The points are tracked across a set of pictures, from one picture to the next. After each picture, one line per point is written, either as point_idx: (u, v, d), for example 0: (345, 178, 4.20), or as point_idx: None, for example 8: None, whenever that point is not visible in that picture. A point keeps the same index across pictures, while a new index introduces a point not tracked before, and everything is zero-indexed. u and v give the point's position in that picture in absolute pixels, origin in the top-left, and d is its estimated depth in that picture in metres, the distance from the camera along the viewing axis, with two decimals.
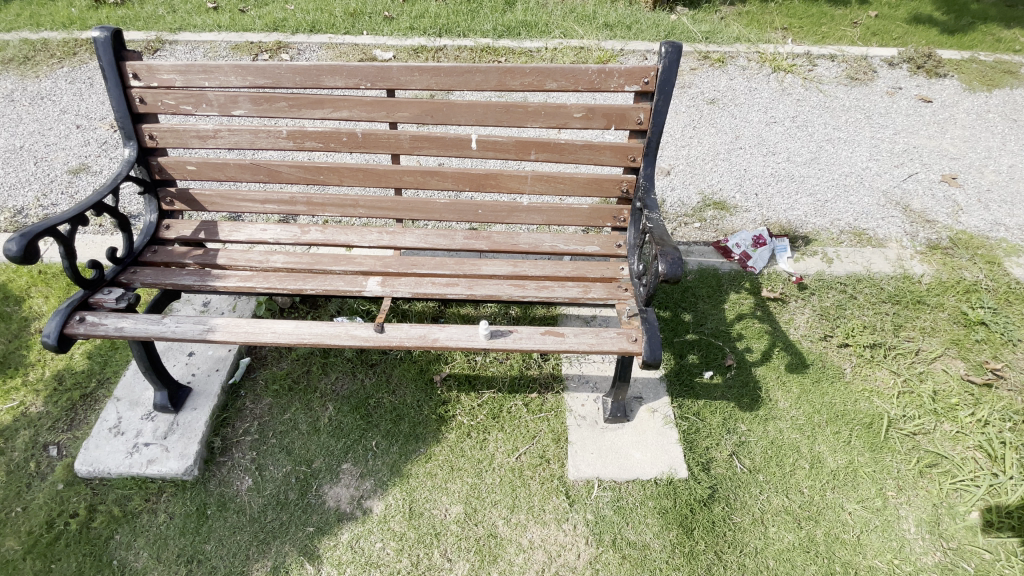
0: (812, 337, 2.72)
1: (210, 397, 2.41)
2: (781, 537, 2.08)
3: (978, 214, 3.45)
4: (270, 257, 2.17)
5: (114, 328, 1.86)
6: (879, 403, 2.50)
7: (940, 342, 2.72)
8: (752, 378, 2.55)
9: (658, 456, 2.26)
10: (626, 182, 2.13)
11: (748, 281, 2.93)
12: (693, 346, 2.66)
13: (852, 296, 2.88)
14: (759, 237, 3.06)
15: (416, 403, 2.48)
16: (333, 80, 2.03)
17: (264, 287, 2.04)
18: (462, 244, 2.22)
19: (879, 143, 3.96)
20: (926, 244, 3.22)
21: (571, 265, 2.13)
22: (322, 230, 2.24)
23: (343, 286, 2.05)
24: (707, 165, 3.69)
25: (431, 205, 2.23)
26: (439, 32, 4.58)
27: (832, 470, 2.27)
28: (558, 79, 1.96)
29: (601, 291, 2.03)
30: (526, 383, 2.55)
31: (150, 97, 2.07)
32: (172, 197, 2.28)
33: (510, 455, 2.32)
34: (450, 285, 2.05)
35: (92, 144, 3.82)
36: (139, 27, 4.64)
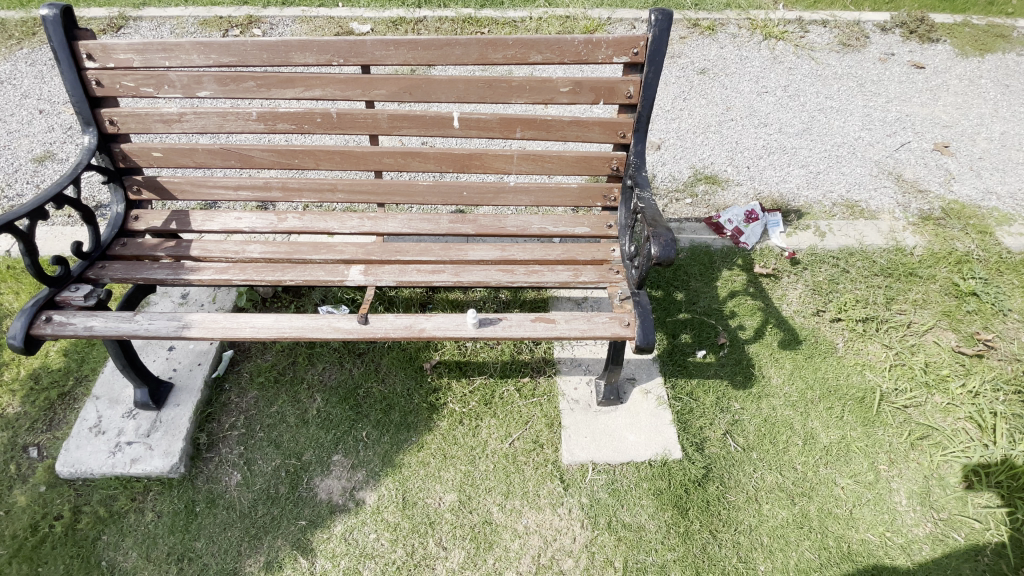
0: (805, 312, 2.71)
1: (193, 392, 2.35)
2: (774, 514, 2.09)
3: (969, 183, 3.42)
4: (247, 247, 2.08)
5: (83, 327, 1.77)
6: (870, 377, 2.50)
7: (931, 314, 2.72)
8: (746, 355, 2.53)
9: (653, 438, 2.24)
10: (615, 159, 2.03)
11: (740, 257, 2.88)
12: (686, 325, 2.62)
13: (844, 269, 2.86)
14: (751, 212, 3.01)
15: (406, 392, 2.43)
16: (303, 57, 1.90)
17: (241, 279, 1.96)
18: (447, 228, 2.11)
19: (872, 112, 3.89)
20: (919, 214, 3.17)
21: (561, 248, 2.06)
22: (299, 217, 2.13)
23: (323, 275, 1.95)
24: (699, 138, 3.59)
25: (413, 188, 2.11)
26: (417, 3, 4.37)
27: (824, 446, 2.27)
28: (543, 52, 1.85)
29: (592, 274, 1.96)
30: (518, 368, 2.50)
31: (107, 79, 1.94)
32: (139, 186, 2.16)
33: (503, 441, 2.29)
34: (436, 271, 1.96)
35: (57, 129, 3.63)
36: (99, 3, 4.38)
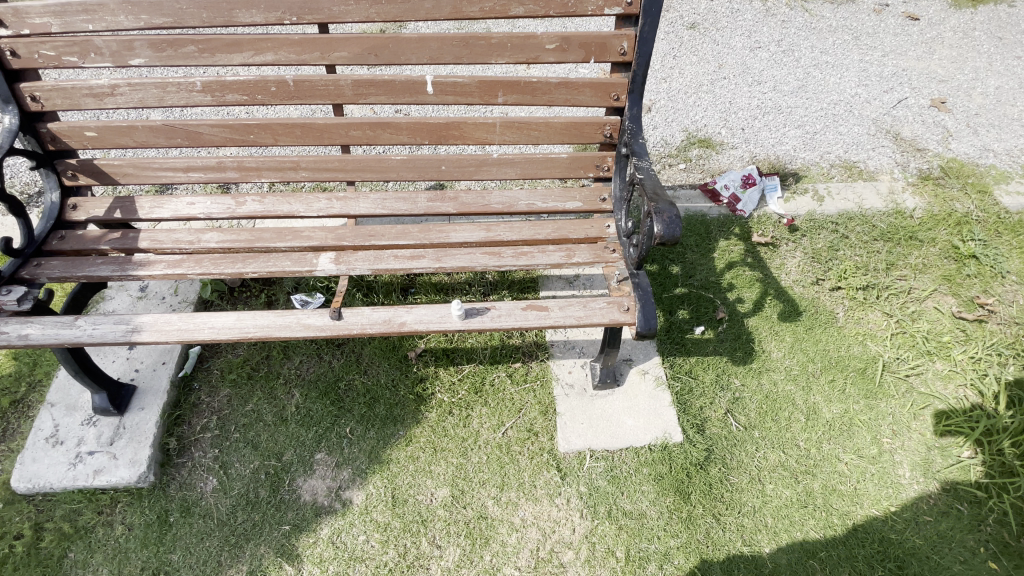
0: (804, 281, 2.61)
1: (158, 394, 2.18)
2: (778, 493, 2.03)
3: (967, 140, 3.30)
4: (202, 236, 1.87)
5: (18, 335, 1.57)
6: (871, 346, 2.42)
7: (931, 279, 2.64)
8: (745, 330, 2.42)
9: (652, 422, 2.14)
10: (609, 125, 1.83)
11: (737, 226, 2.75)
12: (682, 301, 2.50)
13: (844, 235, 2.74)
14: (748, 176, 2.86)
15: (390, 383, 2.29)
16: (249, 15, 1.65)
17: (196, 274, 1.76)
18: (425, 208, 1.90)
19: (867, 67, 3.71)
20: (918, 174, 3.05)
21: (551, 225, 1.88)
22: (260, 201, 1.91)
23: (288, 265, 1.75)
24: (690, 99, 3.39)
25: (385, 163, 1.90)
26: None
27: (827, 421, 2.20)
28: (525, 3, 1.63)
29: (586, 254, 1.79)
30: (508, 353, 2.37)
31: (21, 48, 1.67)
32: (74, 170, 1.92)
33: (496, 431, 2.17)
34: (416, 257, 1.78)
35: None
36: None
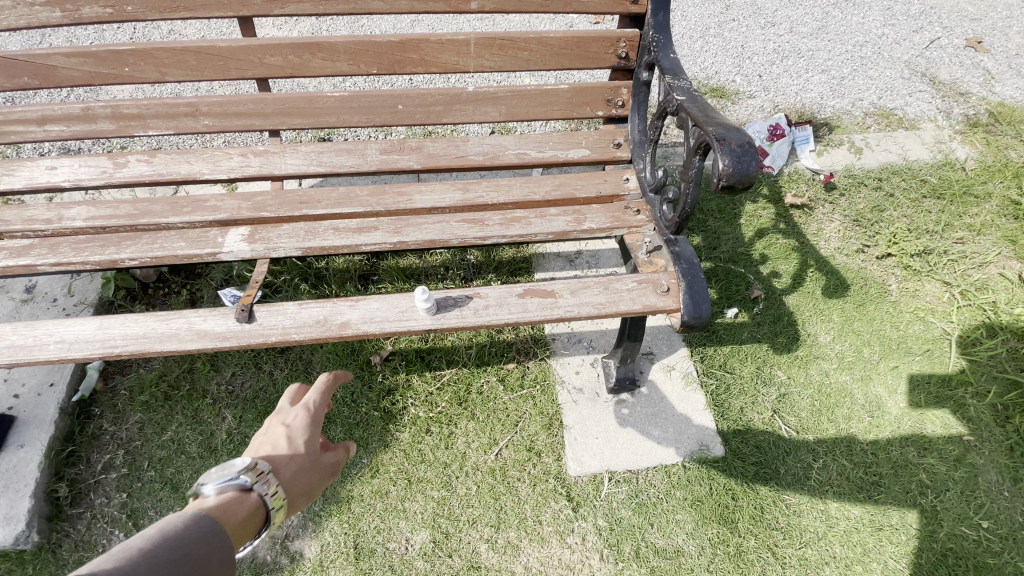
0: (847, 249, 2.19)
1: (43, 426, 1.66)
2: (846, 514, 1.61)
3: (1011, 83, 2.90)
4: (64, 211, 1.34)
5: None
6: (936, 324, 2.01)
7: (993, 241, 2.23)
8: (786, 311, 1.99)
9: (684, 432, 1.71)
10: (624, 40, 1.35)
11: (765, 186, 2.29)
12: (708, 278, 2.05)
13: (889, 194, 2.32)
14: (776, 126, 2.40)
15: (350, 397, 1.80)
16: None
17: (51, 264, 1.24)
18: (378, 163, 1.40)
19: (891, 6, 3.28)
20: (964, 121, 2.63)
21: (551, 182, 1.40)
22: (148, 161, 1.39)
23: (183, 247, 1.24)
24: (697, 43, 2.91)
25: (319, 103, 1.38)
26: None
27: (894, 418, 1.79)
28: None
29: (602, 218, 1.32)
30: (499, 352, 1.89)
31: None
32: None
33: (487, 452, 1.71)
34: (366, 230, 1.28)
35: None
36: None
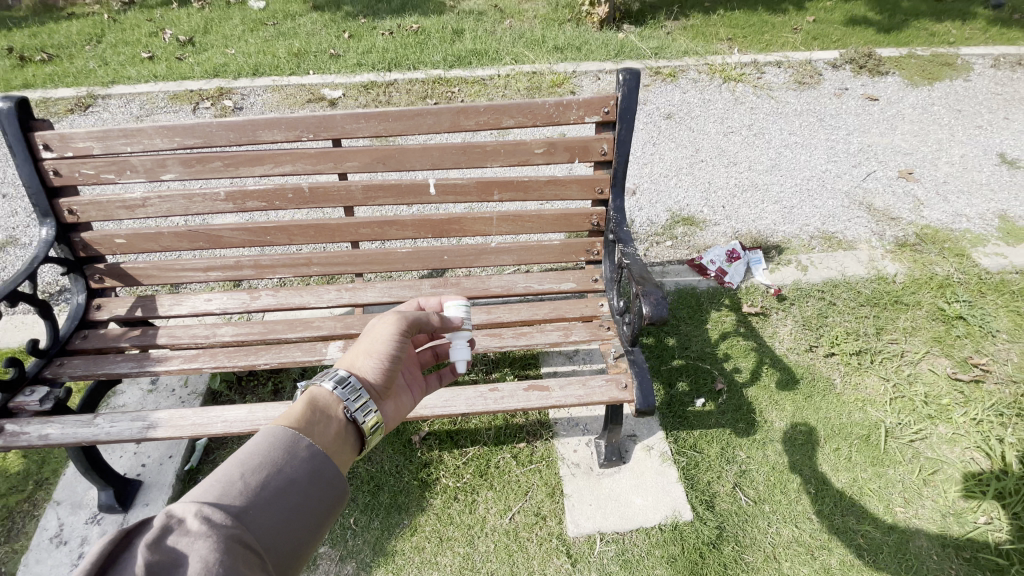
0: (798, 349, 2.67)
1: (164, 489, 2.18)
2: (796, 572, 1.96)
3: (939, 207, 3.48)
4: (218, 330, 1.97)
5: (37, 436, 1.63)
6: (873, 412, 2.43)
7: (922, 341, 2.68)
8: (745, 401, 2.45)
9: (660, 499, 2.12)
10: (596, 215, 2.00)
11: (727, 297, 2.86)
12: (681, 373, 2.56)
13: (831, 303, 2.84)
14: (733, 250, 3.01)
15: (395, 469, 2.28)
16: (271, 134, 1.83)
17: (211, 367, 1.85)
18: (429, 294, 2.04)
19: (834, 145, 4.02)
20: (895, 241, 3.21)
21: (549, 307, 2.00)
22: (274, 294, 2.05)
23: (300, 355, 1.86)
24: (672, 180, 3.65)
25: (391, 256, 2.05)
26: (387, 67, 4.47)
27: (837, 491, 2.17)
28: (515, 116, 1.84)
29: (583, 333, 1.90)
30: (513, 434, 2.38)
31: (66, 169, 1.86)
32: (101, 274, 2.05)
33: (503, 516, 2.14)
34: None
35: (19, 214, 3.53)
36: (67, 83, 4.43)
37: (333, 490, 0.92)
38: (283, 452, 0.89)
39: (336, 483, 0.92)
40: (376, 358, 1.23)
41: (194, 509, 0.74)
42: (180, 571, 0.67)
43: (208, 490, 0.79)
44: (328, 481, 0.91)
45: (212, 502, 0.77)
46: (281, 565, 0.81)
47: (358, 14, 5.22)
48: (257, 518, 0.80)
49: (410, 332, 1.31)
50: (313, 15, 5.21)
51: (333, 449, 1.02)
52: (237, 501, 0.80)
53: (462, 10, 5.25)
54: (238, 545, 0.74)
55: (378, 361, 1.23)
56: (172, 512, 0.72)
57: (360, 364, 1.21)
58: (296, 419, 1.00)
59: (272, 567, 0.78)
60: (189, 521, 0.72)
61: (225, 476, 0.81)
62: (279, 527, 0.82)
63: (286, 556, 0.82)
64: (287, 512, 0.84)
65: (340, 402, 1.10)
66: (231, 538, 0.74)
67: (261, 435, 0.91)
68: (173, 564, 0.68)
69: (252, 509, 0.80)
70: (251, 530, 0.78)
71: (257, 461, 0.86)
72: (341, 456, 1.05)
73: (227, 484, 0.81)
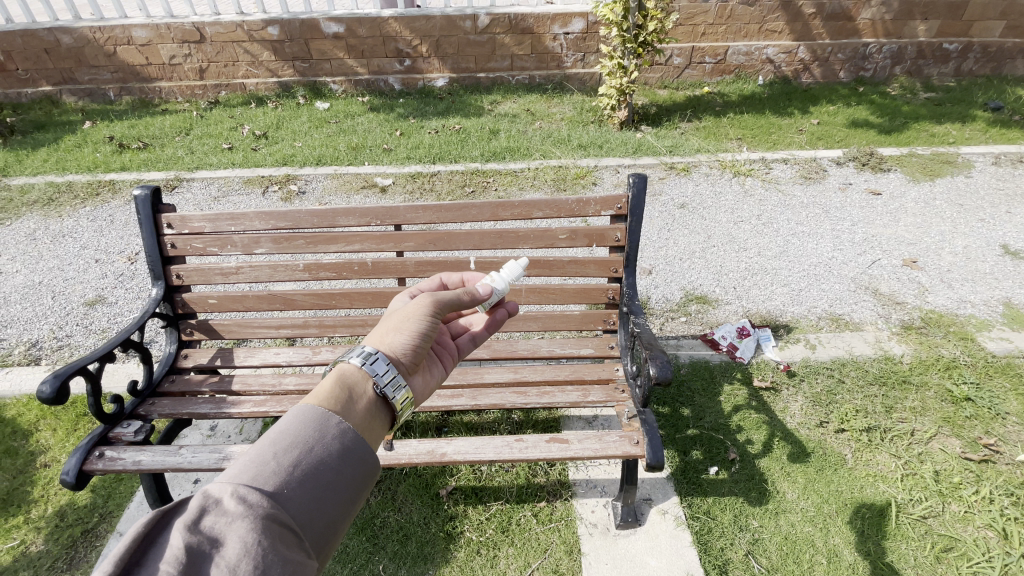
0: (809, 424, 2.79)
1: None
2: None
3: (943, 293, 3.68)
4: (283, 379, 2.30)
5: (131, 461, 1.91)
6: (885, 488, 2.50)
7: (932, 421, 2.78)
8: (757, 471, 2.57)
9: (674, 562, 2.21)
10: (611, 290, 2.32)
11: (739, 371, 3.05)
12: (695, 441, 2.70)
13: (840, 380, 2.99)
14: (743, 328, 3.25)
15: (423, 520, 2.44)
16: (347, 220, 2.29)
17: (277, 411, 2.14)
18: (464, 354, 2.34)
19: (840, 235, 4.33)
20: (901, 324, 3.39)
21: (569, 369, 2.26)
22: (334, 350, 2.40)
23: None
24: (686, 263, 3.98)
25: None
26: (432, 160, 5.13)
27: (850, 563, 2.22)
28: (544, 209, 2.23)
29: (600, 394, 2.13)
30: (534, 492, 2.54)
31: (181, 242, 2.31)
32: (192, 328, 2.45)
33: (522, 572, 2.25)
34: (455, 396, 2.15)
35: (110, 276, 4.07)
36: (161, 168, 5.21)
37: (363, 467, 0.99)
38: (314, 431, 0.97)
39: (366, 466, 0.99)
40: (406, 334, 1.36)
41: (231, 489, 0.83)
42: (217, 549, 0.78)
43: (244, 469, 0.87)
44: (359, 458, 0.99)
45: (248, 482, 0.86)
46: (317, 540, 0.90)
47: (408, 115, 6.03)
48: (291, 495, 0.88)
49: (437, 314, 1.42)
50: (369, 116, 6.04)
51: (364, 425, 1.11)
52: (271, 482, 0.87)
53: (498, 113, 6.02)
54: (271, 521, 0.83)
55: (408, 336, 1.35)
56: (210, 493, 0.82)
57: (391, 339, 1.33)
58: (327, 398, 1.08)
59: (305, 542, 0.87)
60: (227, 500, 0.82)
61: (260, 455, 0.89)
62: (311, 507, 0.90)
63: (320, 533, 0.91)
64: (319, 492, 0.91)
65: (369, 376, 1.19)
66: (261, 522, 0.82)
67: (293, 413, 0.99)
68: (210, 540, 0.78)
69: (285, 490, 0.88)
70: (283, 509, 0.86)
71: (290, 441, 0.93)
72: (373, 426, 1.14)
73: (261, 464, 0.89)
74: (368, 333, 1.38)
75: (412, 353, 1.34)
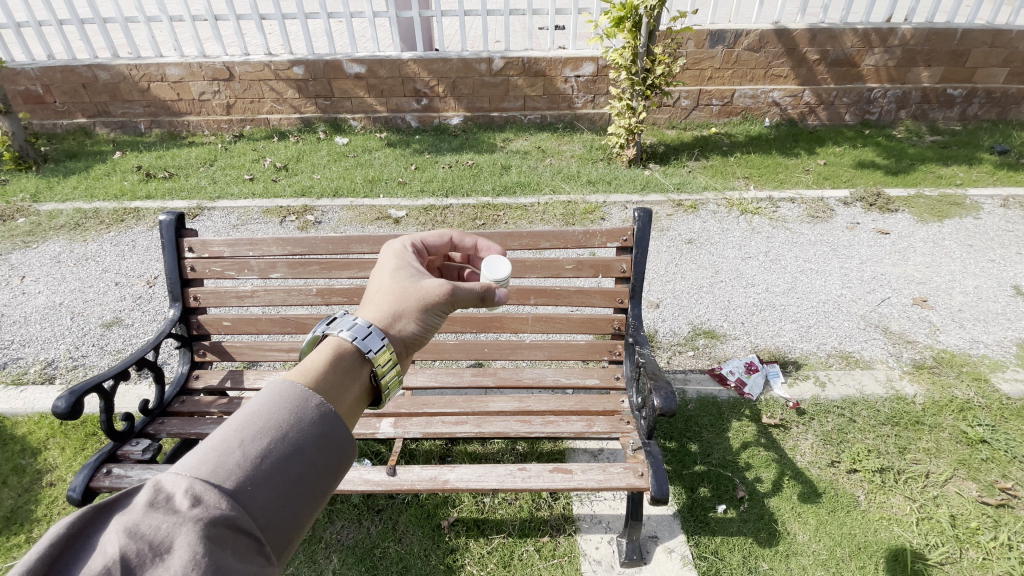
0: (820, 463, 2.72)
1: None
2: None
3: (955, 333, 3.64)
4: None
5: (138, 479, 1.93)
6: (899, 531, 2.42)
7: (947, 463, 2.71)
8: (767, 511, 2.50)
9: None
10: (617, 320, 2.34)
11: (747, 408, 3.02)
12: (703, 478, 2.65)
13: (851, 419, 2.94)
14: (751, 363, 3.23)
15: (423, 552, 2.40)
16: (360, 247, 2.37)
17: None
18: (470, 381, 2.36)
19: (849, 272, 4.33)
20: (912, 363, 3.35)
21: (574, 399, 2.26)
22: None
23: (358, 428, 2.16)
24: (694, 297, 4.00)
25: (440, 347, 2.42)
26: (445, 193, 5.28)
27: None
28: (551, 240, 2.29)
29: (605, 425, 2.13)
30: (537, 527, 2.48)
31: (200, 266, 2.40)
32: (205, 349, 2.51)
33: None
34: (460, 423, 2.15)
35: (128, 299, 4.18)
36: (184, 197, 5.41)
37: (334, 462, 0.98)
38: (286, 421, 0.95)
39: (337, 461, 0.98)
40: (413, 322, 1.37)
41: (186, 485, 0.81)
42: (163, 549, 0.75)
43: (204, 463, 0.85)
44: (331, 453, 0.98)
45: (205, 477, 0.84)
46: (278, 541, 0.89)
47: (423, 151, 6.25)
48: (251, 493, 0.86)
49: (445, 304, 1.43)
50: (385, 151, 6.27)
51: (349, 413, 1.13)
52: (231, 478, 0.86)
53: (510, 150, 6.21)
54: (227, 521, 0.81)
55: (415, 324, 1.37)
56: (164, 488, 0.80)
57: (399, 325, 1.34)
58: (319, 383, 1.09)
59: (264, 544, 0.86)
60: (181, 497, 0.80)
61: (223, 448, 0.88)
62: (274, 505, 0.88)
63: (282, 534, 0.89)
64: (285, 490, 0.90)
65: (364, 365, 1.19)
66: (217, 521, 0.80)
67: (262, 397, 0.97)
68: (157, 540, 0.75)
69: (246, 487, 0.86)
70: (242, 507, 0.84)
71: (258, 432, 0.92)
72: (364, 408, 1.17)
73: (224, 456, 0.87)
74: (373, 307, 1.34)
75: (418, 340, 1.37)
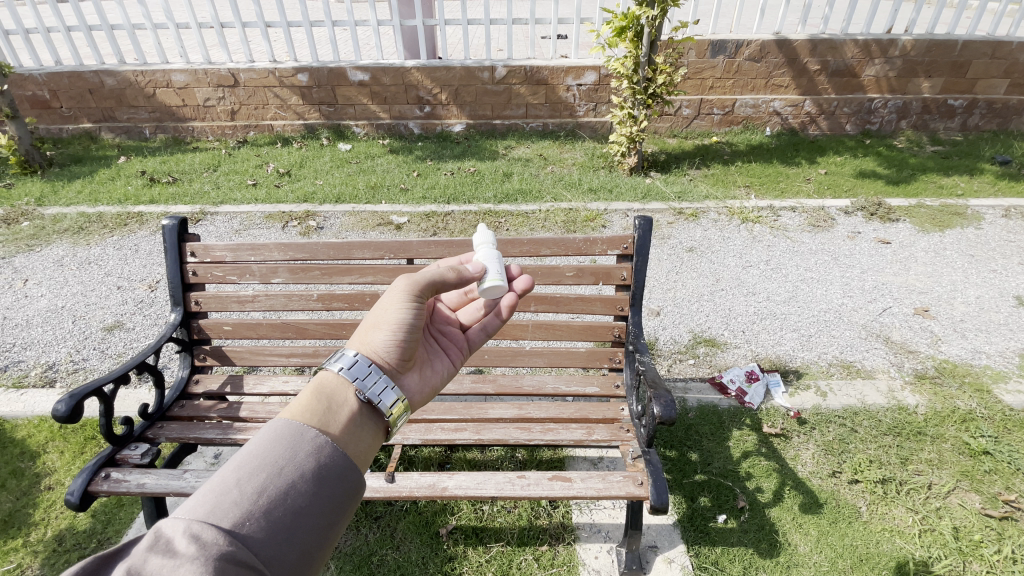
0: (821, 474, 2.71)
1: None
2: None
3: (957, 343, 3.63)
4: None
5: (135, 483, 1.92)
6: (902, 544, 2.40)
7: (950, 474, 2.69)
8: (768, 521, 2.48)
9: None
10: (617, 328, 2.34)
11: (748, 417, 3.00)
12: (703, 487, 2.64)
13: (852, 429, 2.92)
14: (751, 372, 3.23)
15: (421, 560, 2.39)
16: (362, 253, 2.38)
17: None
18: (469, 388, 2.36)
19: (850, 282, 4.33)
20: (914, 373, 3.33)
21: (574, 406, 2.25)
22: None
23: None
24: (694, 305, 3.99)
25: None
26: (447, 200, 5.29)
27: None
28: (551, 247, 2.29)
29: (605, 432, 2.12)
30: (536, 535, 2.47)
31: (202, 270, 2.41)
32: (205, 353, 2.51)
33: None
34: (459, 429, 2.15)
35: (130, 303, 4.19)
36: (187, 202, 5.44)
37: (335, 489, 1.00)
38: (282, 455, 0.98)
39: (340, 490, 1.00)
40: (386, 332, 1.41)
41: (184, 527, 0.83)
42: None
43: (201, 506, 0.87)
44: (331, 482, 1.00)
45: (204, 518, 0.85)
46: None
47: (425, 157, 6.28)
48: (252, 527, 0.88)
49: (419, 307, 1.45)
50: (388, 157, 6.30)
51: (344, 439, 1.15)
52: (230, 516, 0.87)
53: (512, 157, 6.24)
54: (230, 556, 0.82)
55: (389, 334, 1.41)
56: (163, 532, 0.82)
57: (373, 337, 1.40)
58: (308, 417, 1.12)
59: None
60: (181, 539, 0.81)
61: (220, 487, 0.90)
62: (277, 538, 0.89)
63: (289, 567, 0.90)
64: (286, 522, 0.91)
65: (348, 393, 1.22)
66: (219, 556, 0.81)
67: (258, 439, 1.00)
68: None
69: (246, 523, 0.87)
70: (243, 543, 0.85)
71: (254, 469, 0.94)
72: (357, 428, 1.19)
73: (222, 495, 0.89)
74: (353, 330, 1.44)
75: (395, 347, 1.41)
